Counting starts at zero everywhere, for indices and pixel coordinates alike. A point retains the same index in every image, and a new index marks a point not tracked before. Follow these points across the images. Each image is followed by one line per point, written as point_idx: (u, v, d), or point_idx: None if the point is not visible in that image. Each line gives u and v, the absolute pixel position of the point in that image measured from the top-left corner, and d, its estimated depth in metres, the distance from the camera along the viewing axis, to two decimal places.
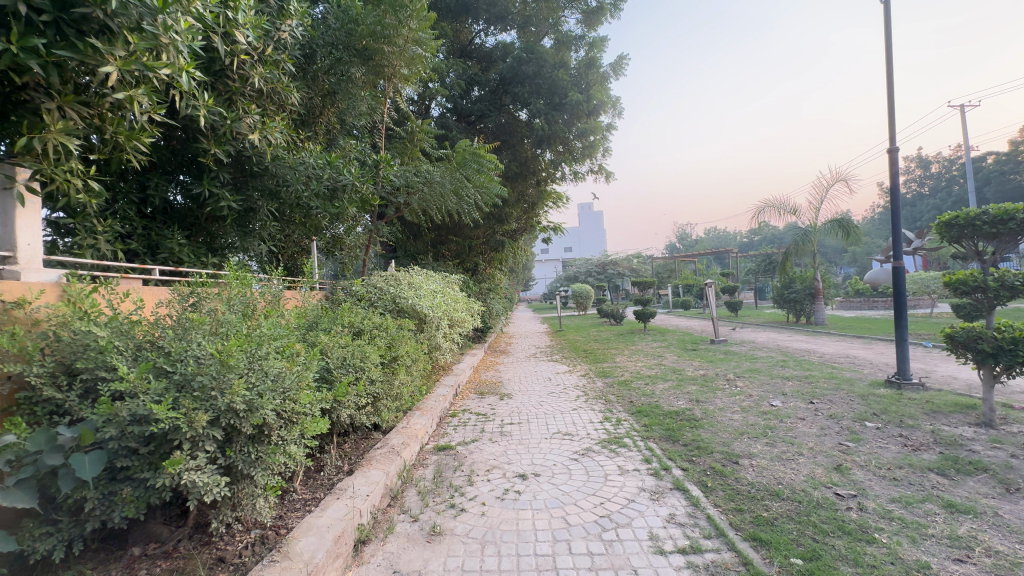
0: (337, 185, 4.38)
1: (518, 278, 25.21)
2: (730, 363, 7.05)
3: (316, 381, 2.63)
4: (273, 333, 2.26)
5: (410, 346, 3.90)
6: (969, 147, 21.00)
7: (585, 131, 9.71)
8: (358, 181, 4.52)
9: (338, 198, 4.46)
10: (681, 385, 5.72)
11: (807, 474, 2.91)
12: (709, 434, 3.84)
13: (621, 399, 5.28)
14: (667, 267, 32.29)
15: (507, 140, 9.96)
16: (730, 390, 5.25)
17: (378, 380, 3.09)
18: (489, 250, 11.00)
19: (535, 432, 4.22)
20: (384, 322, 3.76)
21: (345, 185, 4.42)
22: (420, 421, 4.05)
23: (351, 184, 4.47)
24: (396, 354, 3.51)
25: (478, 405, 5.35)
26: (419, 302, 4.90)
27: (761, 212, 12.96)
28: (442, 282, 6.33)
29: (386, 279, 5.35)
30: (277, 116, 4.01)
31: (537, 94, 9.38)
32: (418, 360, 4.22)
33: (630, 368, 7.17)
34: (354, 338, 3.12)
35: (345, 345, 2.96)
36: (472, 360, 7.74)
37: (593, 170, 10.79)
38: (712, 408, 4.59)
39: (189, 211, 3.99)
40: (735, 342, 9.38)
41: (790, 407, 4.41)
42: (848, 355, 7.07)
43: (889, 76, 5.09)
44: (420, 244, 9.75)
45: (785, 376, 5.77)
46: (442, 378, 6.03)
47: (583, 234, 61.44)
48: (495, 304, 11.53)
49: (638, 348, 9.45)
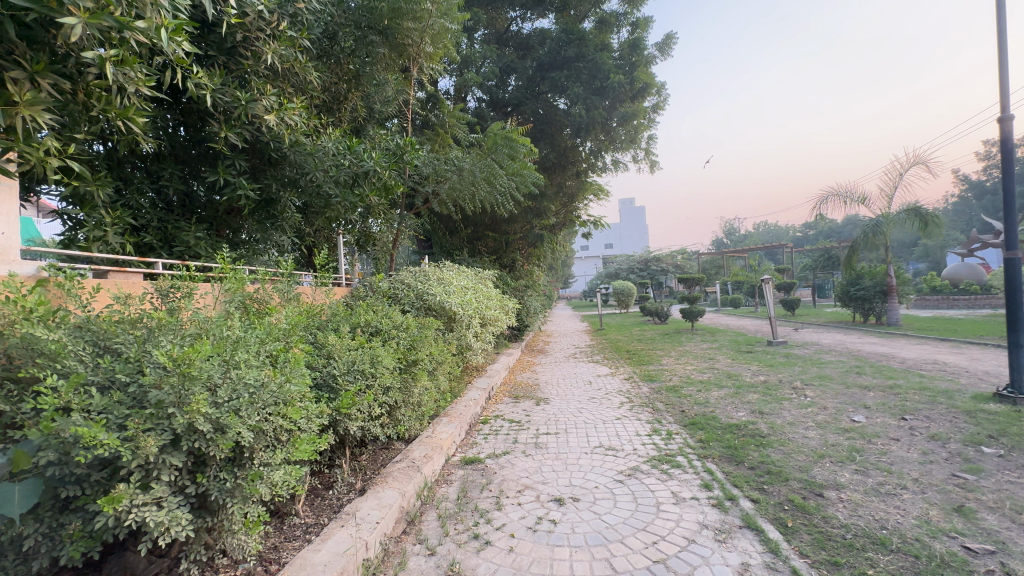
0: (358, 172, 4.07)
1: (557, 276, 24.68)
2: (794, 368, 6.30)
3: (317, 389, 2.30)
4: (263, 338, 1.92)
5: (434, 349, 3.53)
6: None
7: (627, 116, 9.07)
8: (382, 167, 4.19)
9: (360, 186, 4.14)
10: (740, 393, 5.08)
11: (918, 517, 2.31)
12: (780, 455, 3.26)
13: (672, 408, 4.72)
14: (714, 263, 30.77)
15: (544, 129, 9.49)
16: (800, 401, 4.58)
17: (393, 387, 2.73)
18: (526, 246, 10.57)
19: (573, 445, 3.76)
20: (404, 320, 3.40)
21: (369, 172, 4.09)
22: (446, 430, 3.69)
23: (374, 170, 4.14)
24: (415, 358, 3.14)
25: (512, 411, 4.94)
26: (448, 299, 4.54)
27: (824, 202, 11.85)
28: (475, 278, 5.95)
29: (415, 275, 5.05)
30: (295, 98, 3.74)
31: (577, 79, 8.84)
32: (444, 362, 3.85)
33: (679, 372, 6.56)
34: (366, 340, 2.77)
35: (354, 348, 2.61)
36: (508, 361, 7.35)
37: (637, 159, 10.14)
38: (780, 423, 3.98)
39: (209, 204, 3.82)
40: (797, 345, 8.51)
41: (877, 424, 3.73)
42: (937, 362, 6.16)
43: (1001, 29, 4.25)
44: (455, 239, 9.46)
45: (864, 386, 5.02)
46: (474, 380, 5.67)
47: (625, 230, 59.94)
48: (533, 301, 11.07)
49: (686, 349, 8.75)
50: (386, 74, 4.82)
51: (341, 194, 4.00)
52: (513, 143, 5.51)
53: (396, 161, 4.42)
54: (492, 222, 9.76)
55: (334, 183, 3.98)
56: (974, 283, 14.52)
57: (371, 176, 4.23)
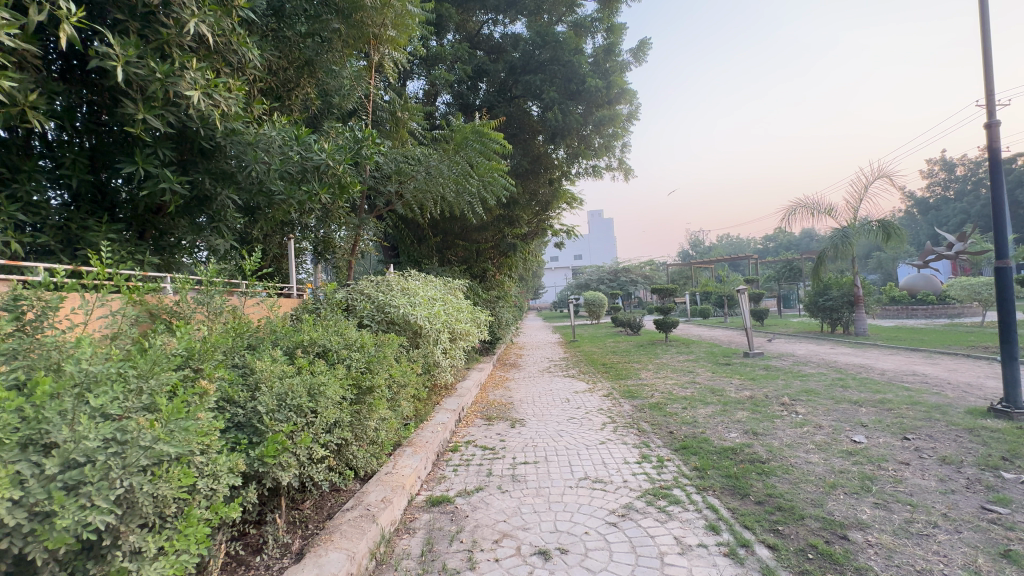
0: (308, 167, 3.56)
1: (528, 287, 24.37)
2: (778, 381, 6.06)
3: (235, 431, 1.76)
4: (145, 373, 1.40)
5: (394, 372, 3.03)
6: None
7: (603, 121, 8.82)
8: (335, 161, 3.70)
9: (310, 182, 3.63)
10: (729, 411, 4.77)
11: (965, 567, 1.98)
12: (787, 485, 2.91)
13: (659, 429, 4.35)
14: (682, 274, 31.18)
15: (516, 134, 9.16)
16: (792, 419, 4.30)
17: (342, 422, 2.22)
18: (498, 255, 10.15)
19: (555, 477, 3.30)
20: (356, 336, 2.89)
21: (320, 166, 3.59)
22: (409, 464, 3.17)
23: (326, 164, 3.64)
24: (371, 383, 2.61)
25: (485, 436, 4.45)
26: (412, 311, 4.05)
27: (792, 213, 11.99)
28: (444, 288, 5.47)
29: (376, 284, 4.54)
30: (232, 79, 3.20)
31: (550, 82, 8.57)
32: (407, 386, 3.34)
33: (660, 387, 6.23)
34: (306, 362, 2.25)
35: (291, 374, 2.08)
36: (479, 377, 6.86)
37: (611, 167, 9.95)
38: (778, 446, 3.66)
39: (127, 200, 3.21)
40: (773, 356, 8.36)
41: (881, 445, 3.46)
42: (915, 374, 6.07)
43: (986, 34, 4.16)
44: (424, 248, 8.96)
45: (853, 401, 4.80)
46: (443, 400, 5.16)
47: (595, 241, 60.59)
48: (505, 312, 10.59)
49: (663, 362, 8.47)
50: (343, 58, 4.32)
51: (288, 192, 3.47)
52: (488, 141, 5.08)
53: (353, 154, 3.92)
54: (462, 230, 9.30)
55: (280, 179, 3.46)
56: (930, 294, 15.02)
57: (324, 170, 3.73)
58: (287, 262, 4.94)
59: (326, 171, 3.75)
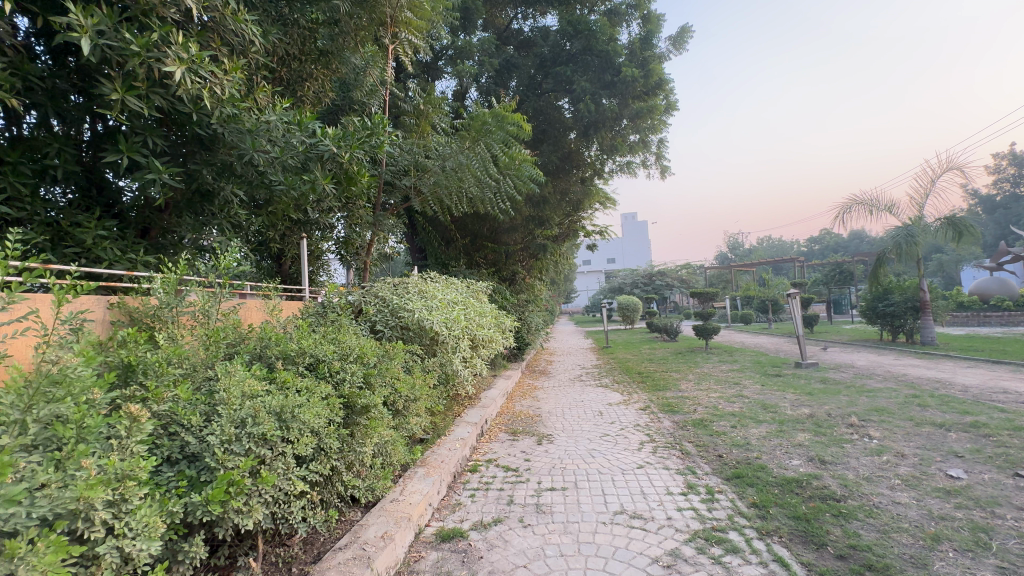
0: (311, 156, 3.23)
1: (560, 291, 23.84)
2: (840, 397, 5.37)
3: (184, 466, 1.43)
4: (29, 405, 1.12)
5: (399, 387, 2.64)
6: None
7: (639, 113, 8.30)
8: (342, 150, 3.36)
9: (312, 173, 3.30)
10: (786, 432, 4.18)
11: None
12: (875, 535, 2.36)
13: (705, 452, 3.82)
14: (722, 277, 29.88)
15: (546, 131, 8.75)
16: (865, 445, 3.68)
17: (328, 450, 1.84)
18: (527, 257, 9.72)
19: (585, 511, 2.84)
20: (355, 343, 2.51)
21: (325, 155, 3.26)
22: (419, 489, 2.78)
23: (332, 153, 3.31)
24: (369, 401, 2.21)
25: (508, 454, 4.03)
26: (428, 316, 3.68)
27: (847, 211, 11.04)
28: (466, 290, 5.10)
29: (392, 287, 4.21)
30: (230, 62, 2.91)
31: (581, 75, 8.11)
32: (418, 400, 2.96)
33: (703, 401, 5.66)
34: (287, 376, 1.90)
35: (265, 392, 1.73)
36: (505, 386, 6.46)
37: (647, 164, 9.38)
38: (853, 479, 3.08)
39: (126, 196, 3.02)
40: (830, 367, 7.58)
41: (988, 484, 2.83)
42: (1004, 391, 5.27)
43: None
44: (451, 250, 8.67)
45: (936, 424, 4.12)
46: (465, 412, 4.78)
47: (629, 245, 59.31)
48: (535, 317, 10.12)
49: (705, 372, 7.81)
50: (357, 43, 4.00)
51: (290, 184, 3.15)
52: (514, 132, 4.69)
53: (362, 144, 3.59)
54: (491, 232, 8.94)
55: (281, 170, 3.15)
56: (1005, 299, 13.58)
57: (330, 161, 3.40)
58: (300, 263, 4.68)
59: (333, 161, 3.42)
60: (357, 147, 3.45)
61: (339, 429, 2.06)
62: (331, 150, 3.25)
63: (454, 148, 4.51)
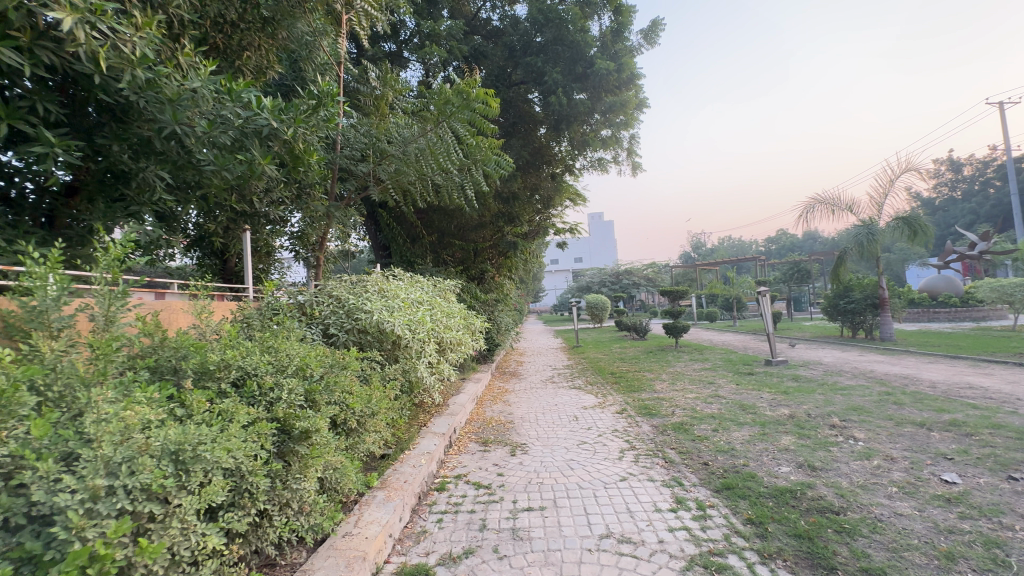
0: (248, 132, 2.77)
1: (528, 290, 23.62)
2: (815, 396, 5.29)
3: (26, 535, 1.03)
4: None
5: (351, 402, 2.23)
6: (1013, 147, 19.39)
7: (612, 108, 8.09)
8: (284, 125, 2.89)
9: (248, 151, 2.83)
10: (769, 435, 4.01)
11: None
12: (885, 555, 2.15)
13: (690, 460, 3.59)
14: (687, 276, 30.45)
15: (516, 124, 8.42)
16: (853, 448, 3.53)
17: (252, 490, 1.46)
18: (497, 256, 9.37)
19: (567, 536, 2.52)
20: (298, 351, 2.09)
21: (264, 131, 2.79)
22: (378, 518, 2.39)
23: (273, 128, 2.84)
24: (311, 423, 1.78)
25: (479, 467, 3.68)
26: (388, 318, 3.29)
27: (810, 210, 11.23)
28: (432, 289, 4.72)
29: (349, 285, 3.79)
30: (142, 15, 2.43)
31: (553, 64, 7.83)
32: (377, 417, 2.56)
33: (680, 403, 5.48)
34: (197, 399, 1.49)
35: (158, 425, 1.32)
36: (474, 390, 6.10)
37: (618, 160, 9.21)
38: (848, 487, 2.90)
39: (18, 176, 2.52)
40: (799, 364, 7.60)
41: (986, 489, 2.70)
42: (970, 386, 5.33)
43: None
44: (417, 248, 8.24)
45: (917, 423, 4.05)
46: (431, 420, 4.40)
47: (596, 244, 59.91)
48: (505, 317, 9.82)
49: (678, 371, 7.70)
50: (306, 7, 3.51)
51: (219, 164, 2.67)
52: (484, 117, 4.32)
53: (309, 119, 3.12)
54: (459, 228, 8.56)
55: (210, 148, 2.68)
56: (951, 296, 14.26)
57: (271, 138, 2.94)
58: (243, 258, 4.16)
59: (276, 137, 2.96)
60: (302, 121, 2.98)
61: (270, 459, 1.66)
62: (271, 124, 2.78)
63: (417, 128, 4.24)
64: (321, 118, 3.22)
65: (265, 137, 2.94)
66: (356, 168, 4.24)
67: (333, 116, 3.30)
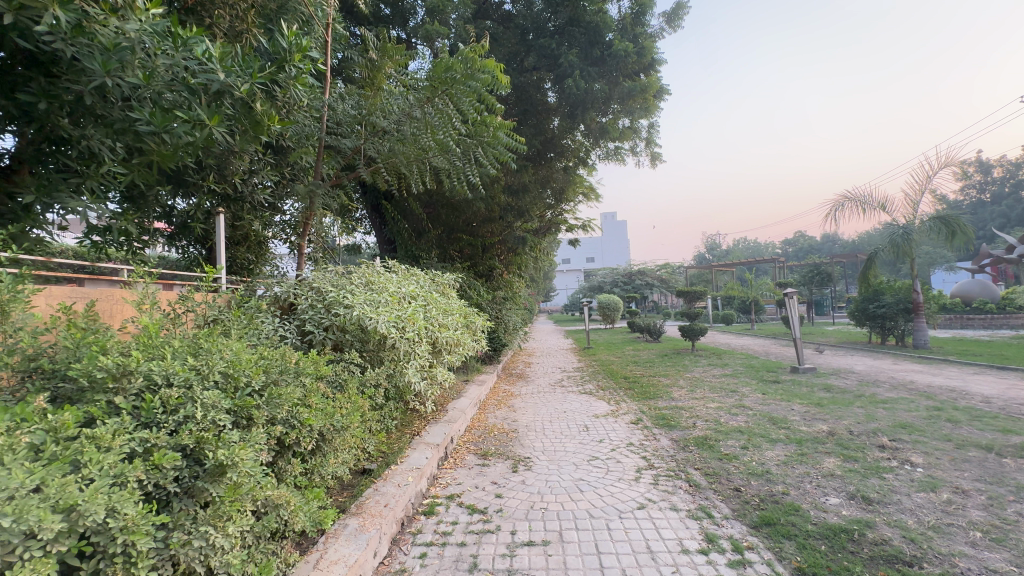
0: (195, 88, 2.33)
1: (538, 289, 23.19)
2: (854, 410, 4.75)
3: None
4: None
5: (307, 418, 1.78)
6: None
7: (630, 94, 7.57)
8: (238, 79, 2.43)
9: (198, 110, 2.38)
10: (809, 455, 3.50)
11: None
12: None
13: (719, 484, 3.10)
14: (702, 277, 29.74)
15: (527, 111, 7.93)
16: (912, 476, 3.02)
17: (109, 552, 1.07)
18: (506, 252, 8.93)
19: None
20: (232, 351, 1.65)
21: (213, 85, 2.33)
22: (345, 554, 1.95)
23: (224, 83, 2.36)
24: (222, 461, 1.29)
25: (475, 486, 3.23)
26: (371, 315, 2.82)
27: (839, 207, 10.57)
28: (429, 283, 4.28)
29: (333, 277, 3.36)
30: None
31: (570, 43, 7.43)
32: (346, 433, 2.11)
33: (701, 413, 4.98)
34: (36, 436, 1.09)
35: None
36: (477, 394, 5.67)
37: (635, 151, 8.71)
38: (918, 529, 2.39)
39: None
40: (829, 372, 7.05)
41: None
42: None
43: None
44: (422, 243, 7.83)
45: (982, 445, 3.51)
46: (426, 429, 3.96)
47: (608, 244, 59.22)
48: (513, 316, 9.33)
49: (697, 378, 7.18)
50: None
51: (158, 125, 2.21)
52: (489, 87, 3.85)
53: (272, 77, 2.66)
54: (467, 222, 8.13)
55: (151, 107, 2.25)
56: (986, 301, 13.47)
57: (224, 96, 2.51)
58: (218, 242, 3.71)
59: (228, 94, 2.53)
60: (260, 75, 2.55)
61: (163, 501, 1.24)
62: (221, 78, 2.32)
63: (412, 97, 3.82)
64: (288, 77, 2.75)
65: (217, 96, 2.52)
66: (341, 141, 3.86)
67: (304, 76, 2.83)
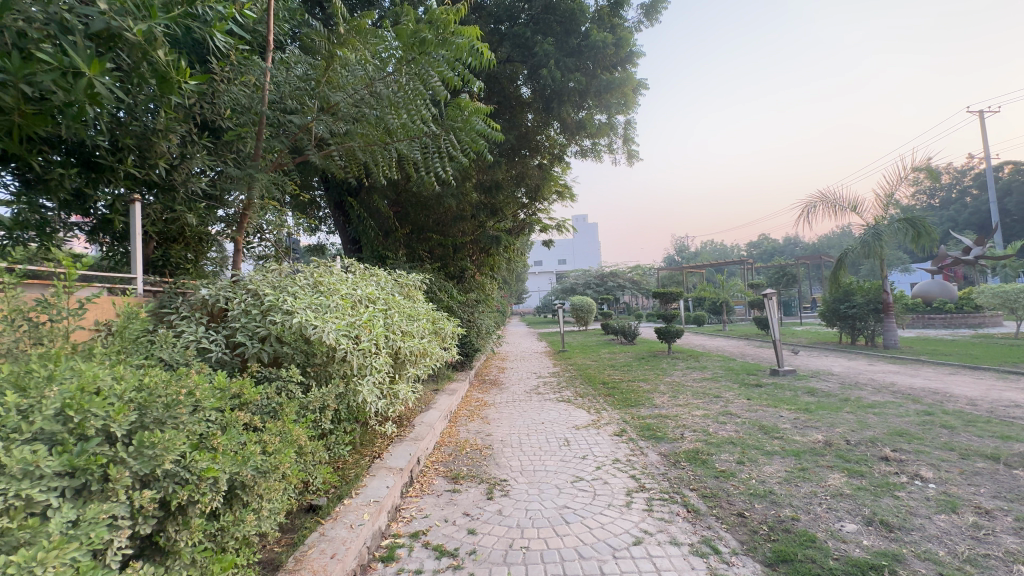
0: (73, 29, 1.83)
1: (512, 290, 22.77)
2: (844, 416, 4.53)
3: None
4: None
5: (207, 470, 1.31)
6: (991, 157, 19.86)
7: (608, 88, 7.25)
8: (130, 19, 1.93)
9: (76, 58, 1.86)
10: (812, 471, 3.20)
11: None
12: None
13: (721, 510, 2.74)
14: (673, 279, 30.03)
15: (500, 103, 7.50)
16: (927, 494, 2.75)
17: None
18: (478, 252, 8.49)
19: None
20: (82, 385, 1.17)
21: (96, 26, 1.82)
22: None
23: (111, 23, 1.85)
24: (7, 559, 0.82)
25: (443, 520, 2.77)
26: (315, 323, 2.31)
27: (811, 208, 10.61)
28: (391, 285, 3.79)
29: (275, 278, 2.84)
30: None
31: (546, 32, 7.07)
32: (273, 479, 1.64)
33: (688, 423, 4.66)
34: None
35: None
36: (447, 404, 5.20)
37: (612, 148, 8.43)
38: (954, 562, 2.09)
39: None
40: (809, 375, 6.91)
41: None
42: (1016, 405, 4.66)
43: None
44: (389, 242, 7.33)
45: (989, 455, 3.30)
46: (389, 450, 3.47)
47: (579, 247, 59.53)
48: (486, 319, 8.88)
49: (677, 382, 6.92)
50: None
51: (14, 73, 1.69)
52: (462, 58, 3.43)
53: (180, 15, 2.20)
54: (438, 221, 7.65)
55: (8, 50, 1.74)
56: (946, 301, 13.88)
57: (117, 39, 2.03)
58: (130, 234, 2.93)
59: (119, 38, 2.04)
60: (162, 13, 2.04)
61: None
62: (105, 14, 1.82)
63: (370, 69, 3.32)
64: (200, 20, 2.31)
65: (107, 38, 2.03)
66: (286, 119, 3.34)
67: (223, 22, 2.44)
